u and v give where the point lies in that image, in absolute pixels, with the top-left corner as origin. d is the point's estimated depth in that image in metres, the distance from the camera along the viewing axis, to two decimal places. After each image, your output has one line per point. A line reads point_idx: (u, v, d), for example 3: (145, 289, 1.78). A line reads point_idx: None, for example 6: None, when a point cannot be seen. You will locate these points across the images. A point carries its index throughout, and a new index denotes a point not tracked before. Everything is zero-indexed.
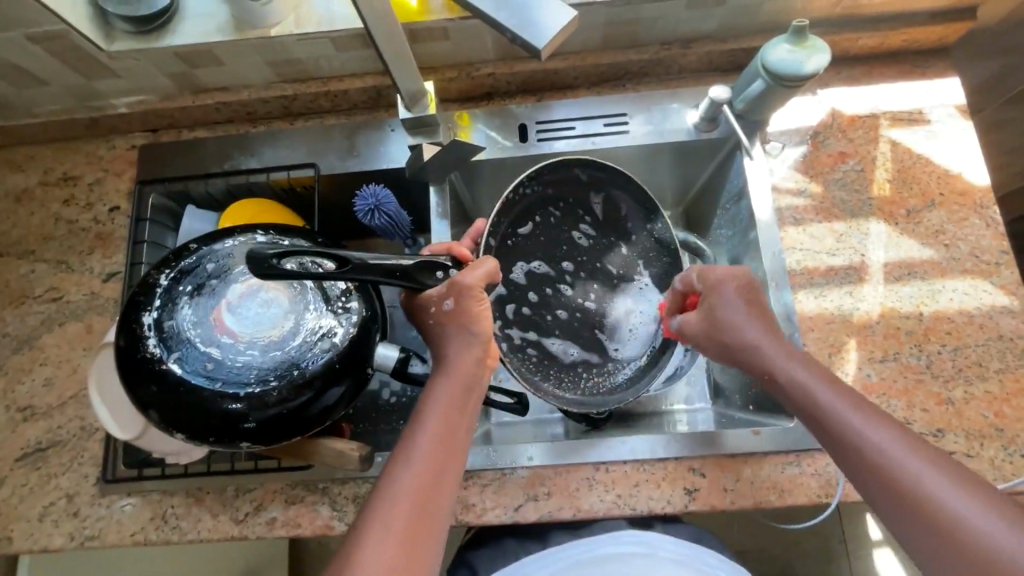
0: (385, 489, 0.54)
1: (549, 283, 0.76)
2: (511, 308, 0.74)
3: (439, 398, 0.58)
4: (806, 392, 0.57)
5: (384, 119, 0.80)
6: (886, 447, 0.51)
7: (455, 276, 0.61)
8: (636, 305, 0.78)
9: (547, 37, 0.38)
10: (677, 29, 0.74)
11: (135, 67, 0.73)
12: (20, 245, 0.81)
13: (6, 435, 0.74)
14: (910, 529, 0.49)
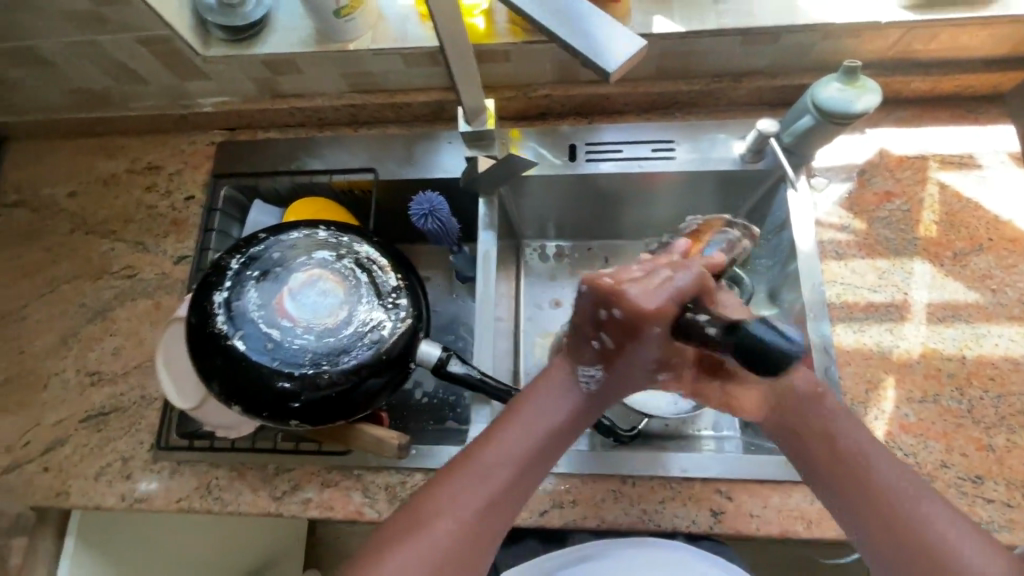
0: (482, 471, 0.56)
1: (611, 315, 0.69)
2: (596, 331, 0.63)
3: (563, 408, 0.59)
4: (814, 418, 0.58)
5: (441, 131, 0.85)
6: (878, 473, 0.55)
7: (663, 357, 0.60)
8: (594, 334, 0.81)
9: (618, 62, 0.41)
10: (729, 63, 0.77)
11: (224, 71, 0.80)
12: (105, 224, 0.89)
13: (75, 397, 0.80)
14: (879, 548, 0.53)
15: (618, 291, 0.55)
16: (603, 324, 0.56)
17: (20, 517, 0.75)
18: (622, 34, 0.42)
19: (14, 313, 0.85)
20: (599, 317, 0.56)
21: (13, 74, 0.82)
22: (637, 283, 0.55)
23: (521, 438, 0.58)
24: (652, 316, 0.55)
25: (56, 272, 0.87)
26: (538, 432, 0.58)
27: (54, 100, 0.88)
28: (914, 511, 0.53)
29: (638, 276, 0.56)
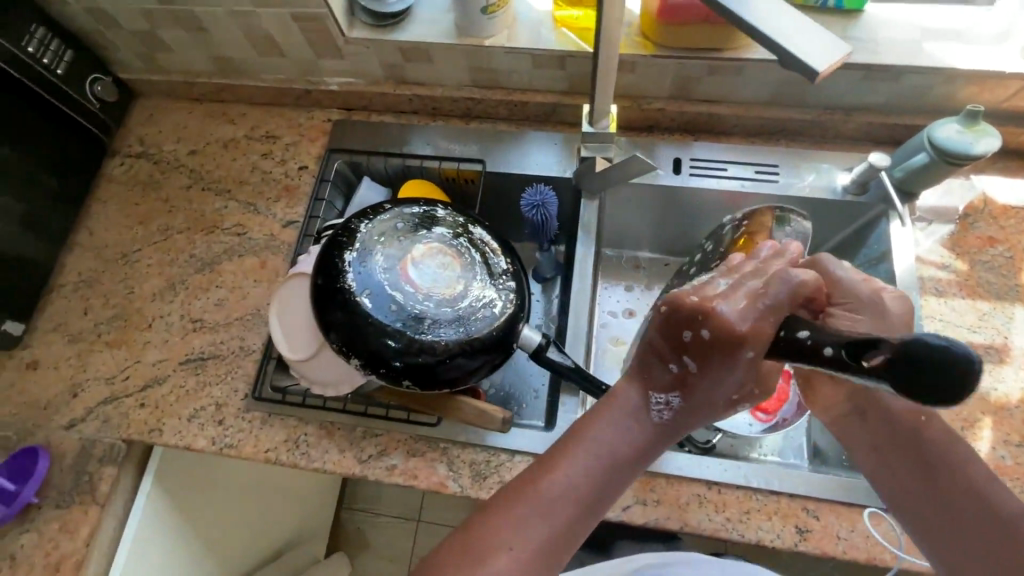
0: (545, 505, 0.51)
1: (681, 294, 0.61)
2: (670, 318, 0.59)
3: (637, 438, 0.53)
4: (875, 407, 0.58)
5: (550, 133, 0.90)
6: (939, 464, 0.54)
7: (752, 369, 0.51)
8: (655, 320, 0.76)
9: (823, 61, 0.39)
10: (844, 97, 0.80)
11: (360, 53, 0.86)
12: (220, 183, 0.94)
13: (176, 340, 0.84)
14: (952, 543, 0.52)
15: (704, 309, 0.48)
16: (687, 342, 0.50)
17: (113, 448, 0.78)
18: (825, 36, 0.40)
19: (127, 255, 0.90)
20: (682, 336, 0.50)
21: (164, 35, 0.88)
22: (727, 299, 0.49)
23: (588, 467, 0.52)
24: (746, 338, 0.48)
25: (170, 222, 0.92)
26: (607, 463, 0.53)
27: (192, 63, 0.95)
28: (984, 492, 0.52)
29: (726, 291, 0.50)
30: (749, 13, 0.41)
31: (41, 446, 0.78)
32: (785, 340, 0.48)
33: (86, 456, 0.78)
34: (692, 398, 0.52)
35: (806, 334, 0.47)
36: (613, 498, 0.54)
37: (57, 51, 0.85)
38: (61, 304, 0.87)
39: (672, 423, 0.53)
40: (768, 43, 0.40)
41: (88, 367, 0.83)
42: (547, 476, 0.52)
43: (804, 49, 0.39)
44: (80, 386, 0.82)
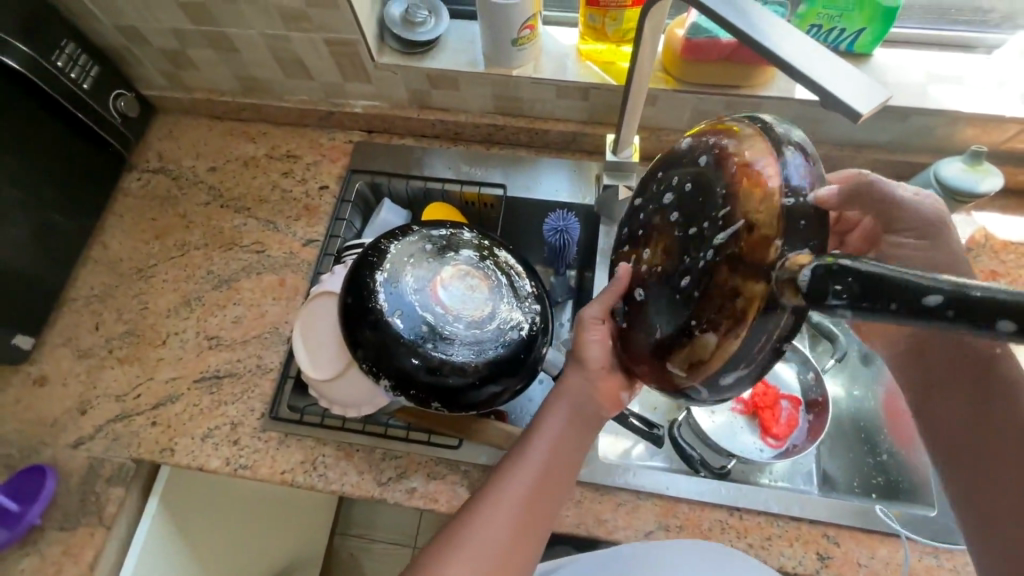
0: (493, 503, 0.58)
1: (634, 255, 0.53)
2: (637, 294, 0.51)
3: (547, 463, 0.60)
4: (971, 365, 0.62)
5: (570, 160, 0.92)
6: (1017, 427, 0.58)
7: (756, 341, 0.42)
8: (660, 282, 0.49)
9: (866, 103, 0.41)
10: (854, 135, 0.84)
11: (388, 78, 0.88)
12: (239, 201, 0.94)
13: (191, 357, 0.82)
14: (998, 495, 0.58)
15: (683, 328, 0.44)
16: (683, 370, 0.45)
17: (122, 467, 0.76)
18: (867, 82, 0.42)
19: (142, 270, 0.89)
20: (668, 366, 0.47)
21: (192, 54, 0.90)
22: (696, 320, 0.43)
23: (524, 462, 0.60)
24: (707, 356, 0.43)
25: (187, 238, 0.91)
26: (544, 454, 0.60)
27: (216, 82, 0.96)
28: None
29: (688, 303, 0.44)
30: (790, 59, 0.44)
31: (47, 465, 0.76)
32: (899, 305, 0.33)
33: (93, 476, 0.76)
34: (585, 392, 0.60)
35: (936, 300, 0.33)
36: (561, 483, 0.60)
37: (84, 65, 0.85)
38: (72, 319, 0.86)
39: (574, 412, 0.61)
40: (811, 82, 0.43)
41: (98, 384, 0.81)
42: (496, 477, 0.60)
43: (846, 89, 0.42)
44: (89, 403, 0.80)
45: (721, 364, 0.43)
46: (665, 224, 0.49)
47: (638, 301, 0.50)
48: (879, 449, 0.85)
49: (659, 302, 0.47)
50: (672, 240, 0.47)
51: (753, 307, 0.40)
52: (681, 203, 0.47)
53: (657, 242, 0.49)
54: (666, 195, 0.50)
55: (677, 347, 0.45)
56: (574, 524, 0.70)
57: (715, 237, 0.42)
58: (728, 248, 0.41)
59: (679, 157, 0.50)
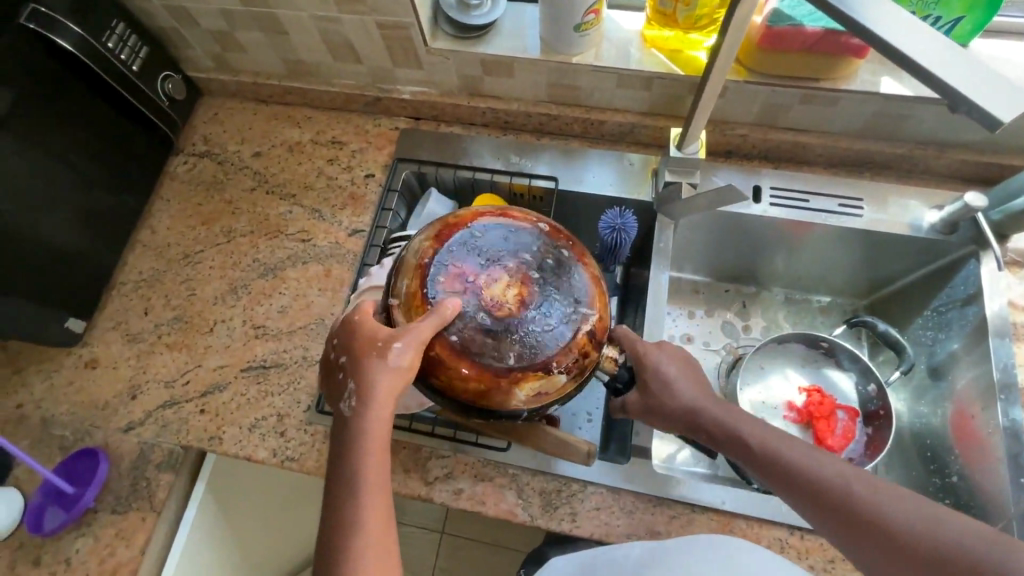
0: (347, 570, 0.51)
1: (467, 276, 0.58)
2: (477, 317, 0.56)
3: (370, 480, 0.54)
4: (744, 442, 0.59)
5: (624, 153, 0.88)
6: (816, 481, 0.55)
7: (565, 387, 0.57)
8: (499, 318, 0.56)
9: (1000, 110, 0.39)
10: (940, 133, 0.78)
11: (439, 64, 0.85)
12: (284, 187, 0.93)
13: (238, 346, 0.82)
14: (861, 549, 0.53)
15: (543, 366, 0.55)
16: (526, 396, 0.56)
17: (171, 453, 0.77)
18: (1004, 88, 0.39)
19: (189, 256, 0.89)
20: (514, 390, 0.55)
21: (240, 36, 0.88)
22: (555, 364, 0.55)
23: (356, 515, 0.53)
24: (553, 387, 0.57)
25: (233, 224, 0.91)
26: (368, 495, 0.54)
27: (263, 64, 0.94)
28: (841, 489, 0.54)
29: (550, 349, 0.56)
30: (919, 50, 0.41)
31: (100, 448, 0.77)
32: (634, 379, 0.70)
33: (144, 461, 0.76)
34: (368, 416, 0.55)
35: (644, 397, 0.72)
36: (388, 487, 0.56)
37: (133, 47, 0.84)
38: (121, 302, 0.86)
39: (372, 433, 0.55)
40: (928, 79, 0.40)
41: (148, 369, 0.81)
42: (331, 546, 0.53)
43: (976, 91, 0.39)
44: (139, 389, 0.80)
45: (558, 397, 0.57)
46: (519, 270, 0.59)
47: (480, 324, 0.56)
48: (949, 471, 0.76)
49: (510, 335, 0.56)
50: (531, 288, 0.58)
51: (592, 360, 0.58)
52: (537, 262, 0.59)
53: (507, 282, 0.58)
54: (516, 245, 0.60)
55: (537, 379, 0.55)
56: (626, 534, 0.68)
57: (578, 308, 0.58)
58: (586, 322, 0.58)
59: (532, 229, 0.62)
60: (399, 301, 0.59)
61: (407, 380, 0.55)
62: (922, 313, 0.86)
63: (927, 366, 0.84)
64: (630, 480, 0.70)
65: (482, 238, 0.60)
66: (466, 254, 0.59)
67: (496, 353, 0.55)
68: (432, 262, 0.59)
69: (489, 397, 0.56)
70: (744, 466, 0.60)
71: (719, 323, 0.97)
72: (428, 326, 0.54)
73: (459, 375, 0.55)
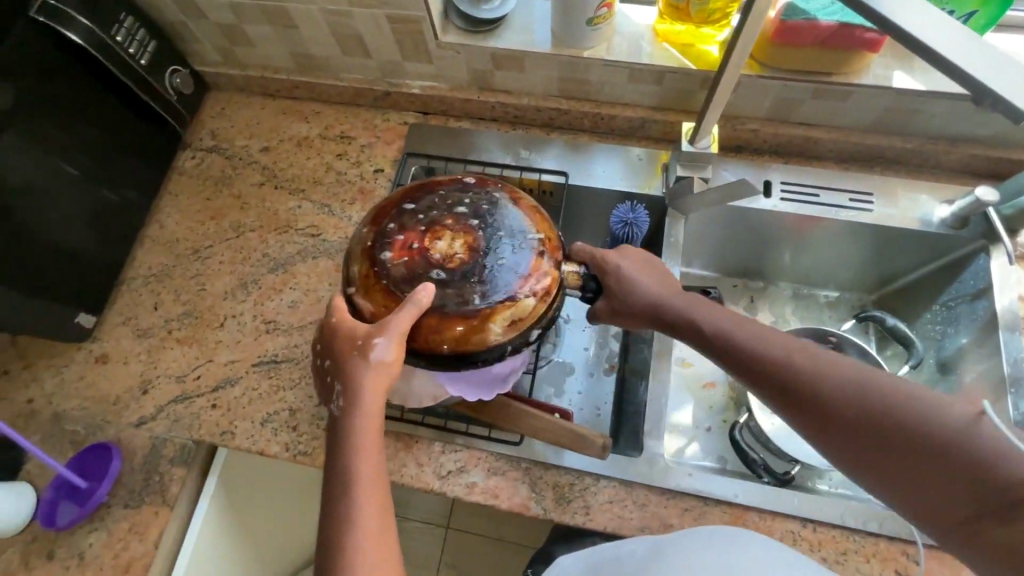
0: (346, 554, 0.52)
1: (410, 243, 0.62)
2: (435, 275, 0.60)
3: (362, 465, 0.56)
4: (729, 341, 0.61)
5: (634, 148, 0.88)
6: (800, 373, 0.55)
7: (537, 311, 0.61)
8: (455, 271, 0.60)
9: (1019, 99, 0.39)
10: (951, 127, 0.78)
11: (450, 58, 0.84)
12: (293, 182, 0.92)
13: (249, 341, 0.82)
14: (850, 442, 0.52)
15: (509, 296, 0.59)
16: (502, 327, 0.59)
17: (183, 448, 0.77)
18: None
19: (198, 251, 0.89)
20: (488, 325, 0.59)
21: (249, 30, 0.87)
22: (519, 291, 0.60)
23: (349, 510, 0.54)
24: (528, 316, 0.60)
25: (242, 219, 0.90)
26: (360, 480, 0.55)
27: (271, 58, 0.93)
28: (827, 381, 0.54)
29: (511, 280, 0.60)
30: (939, 38, 0.41)
31: (112, 443, 0.77)
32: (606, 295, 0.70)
33: (156, 456, 0.76)
34: (356, 424, 0.57)
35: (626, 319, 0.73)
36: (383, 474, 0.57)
37: (142, 41, 0.84)
38: (131, 297, 0.86)
39: (363, 422, 0.57)
40: (944, 65, 0.41)
41: (158, 364, 0.81)
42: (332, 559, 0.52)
43: (1003, 85, 0.39)
44: (150, 384, 0.80)
45: (533, 322, 0.61)
46: (457, 225, 0.63)
47: (438, 278, 0.60)
48: None
49: (471, 280, 0.60)
50: (473, 235, 0.62)
51: (556, 282, 0.62)
52: (473, 210, 0.64)
53: (450, 236, 0.62)
54: (449, 203, 0.65)
55: (506, 309, 0.59)
56: (638, 527, 0.68)
57: (524, 235, 0.63)
58: (535, 245, 0.63)
59: (463, 184, 0.67)
60: (360, 287, 0.62)
61: (391, 377, 0.59)
62: (931, 308, 0.87)
63: (936, 361, 0.85)
64: (643, 474, 0.70)
65: (418, 205, 0.64)
66: (403, 224, 0.63)
67: (465, 297, 0.59)
68: (374, 241, 0.63)
69: (467, 340, 0.59)
70: (730, 366, 0.61)
71: None
72: (406, 318, 0.57)
73: (433, 328, 0.59)
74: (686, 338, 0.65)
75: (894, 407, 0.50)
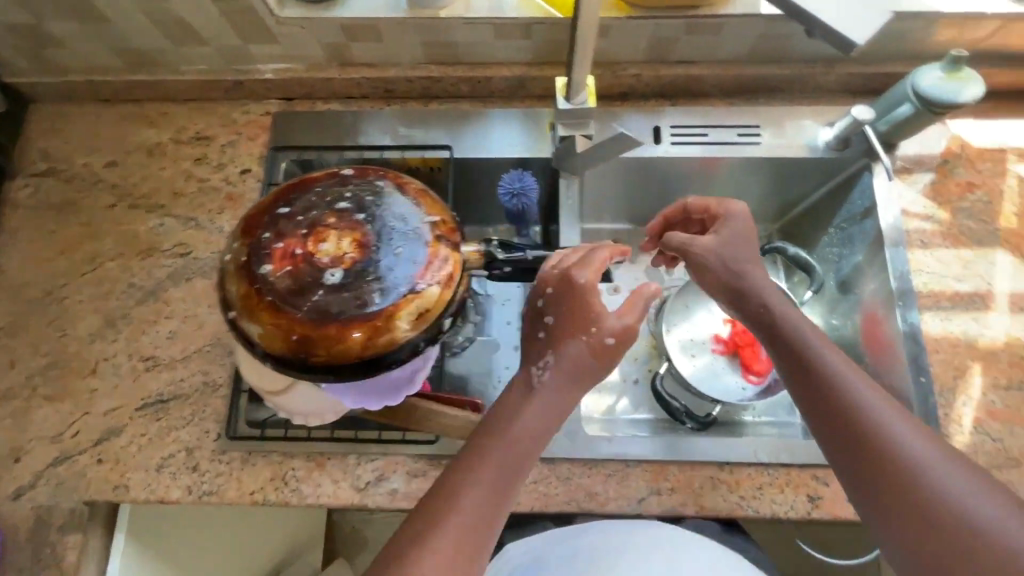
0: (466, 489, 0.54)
1: (295, 250, 0.60)
2: (331, 277, 0.58)
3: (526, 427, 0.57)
4: (799, 346, 0.60)
5: (519, 109, 0.82)
6: (855, 405, 0.55)
7: (445, 297, 0.60)
8: (350, 271, 0.59)
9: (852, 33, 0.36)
10: (823, 48, 0.77)
11: (295, 35, 0.76)
12: (150, 198, 0.82)
13: (128, 384, 0.74)
14: (868, 479, 0.53)
15: (411, 288, 0.59)
16: (409, 322, 0.59)
17: (74, 513, 0.70)
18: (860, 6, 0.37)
19: (51, 292, 0.78)
20: (393, 323, 0.58)
21: (55, 29, 0.75)
22: (420, 281, 0.59)
23: (495, 459, 0.55)
24: (436, 304, 0.60)
25: (98, 248, 0.80)
26: (507, 449, 0.56)
27: (93, 59, 0.81)
28: (880, 424, 0.54)
29: (410, 272, 0.60)
30: None
31: None
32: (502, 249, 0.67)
33: (43, 526, 0.69)
34: (539, 407, 0.58)
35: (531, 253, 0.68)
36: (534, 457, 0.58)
37: None
38: None
39: (552, 403, 0.58)
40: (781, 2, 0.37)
41: (27, 427, 0.73)
42: (457, 488, 0.54)
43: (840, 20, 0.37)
44: (21, 451, 0.72)
45: (441, 310, 0.60)
46: (344, 223, 0.61)
47: (334, 280, 0.58)
48: None
49: (368, 279, 0.59)
50: (363, 231, 0.61)
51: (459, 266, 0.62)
52: (359, 205, 0.63)
53: (336, 237, 0.60)
54: (330, 201, 0.63)
55: (410, 303, 0.59)
56: (565, 502, 0.68)
57: (417, 223, 0.62)
58: (429, 232, 0.62)
59: (343, 179, 0.65)
60: (243, 309, 0.58)
61: (594, 370, 0.60)
62: (826, 231, 0.88)
63: (837, 281, 0.87)
64: (563, 448, 0.69)
65: (296, 210, 0.62)
66: (284, 232, 0.61)
67: (366, 298, 0.58)
68: (251, 255, 0.60)
69: (374, 342, 0.58)
70: (785, 368, 0.61)
71: (644, 269, 0.99)
72: (631, 310, 0.62)
73: (334, 337, 0.57)
74: (748, 319, 0.65)
75: (927, 468, 0.52)
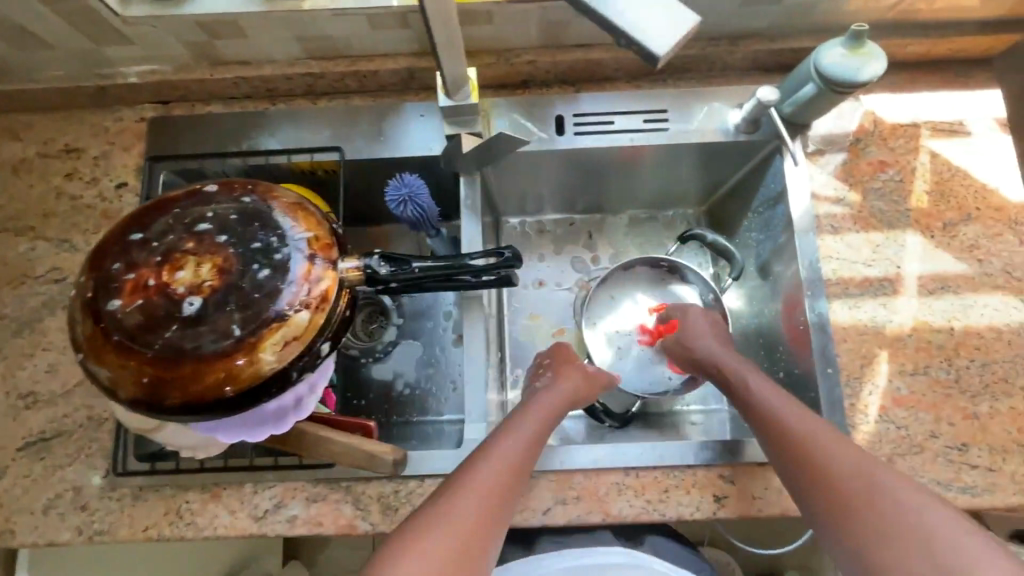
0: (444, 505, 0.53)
1: (147, 281, 0.55)
2: (188, 309, 0.54)
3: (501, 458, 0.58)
4: (745, 385, 0.66)
5: (414, 103, 0.76)
6: (802, 423, 0.59)
7: (315, 322, 0.56)
8: (209, 301, 0.54)
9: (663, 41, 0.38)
10: (725, 24, 0.73)
11: (150, 34, 0.69)
12: (18, 221, 0.76)
13: (6, 424, 0.70)
14: (825, 490, 0.54)
15: (275, 316, 0.55)
16: (275, 353, 0.54)
17: None
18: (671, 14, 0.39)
19: None
20: (257, 356, 0.54)
21: None
22: (285, 308, 0.55)
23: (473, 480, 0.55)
24: (306, 331, 0.55)
25: None
26: (488, 472, 0.56)
27: None
28: (828, 438, 0.57)
29: (276, 298, 0.55)
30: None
31: None
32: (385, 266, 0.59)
33: None
34: (510, 442, 0.59)
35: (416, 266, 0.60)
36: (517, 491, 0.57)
37: None
38: None
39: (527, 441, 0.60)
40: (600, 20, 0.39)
41: None
42: (439, 504, 0.53)
43: (641, 24, 0.38)
44: None
45: (313, 337, 0.56)
46: (204, 246, 0.56)
47: (192, 312, 0.54)
48: (778, 366, 0.79)
49: (229, 309, 0.55)
50: (224, 255, 0.56)
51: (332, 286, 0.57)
52: (221, 226, 0.58)
53: (194, 263, 0.56)
54: (189, 223, 0.58)
55: (275, 333, 0.55)
56: None
57: (286, 243, 0.58)
58: (298, 251, 0.57)
59: (206, 196, 0.60)
60: (92, 349, 0.54)
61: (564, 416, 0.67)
62: (745, 216, 0.85)
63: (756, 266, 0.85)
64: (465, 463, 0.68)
65: (149, 235, 0.57)
66: (136, 261, 0.56)
67: (225, 331, 0.54)
68: (100, 288, 0.55)
69: (238, 377, 0.54)
70: (738, 408, 0.66)
71: (568, 260, 0.93)
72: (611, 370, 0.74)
73: (193, 375, 0.53)
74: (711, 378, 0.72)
75: (877, 477, 0.53)
